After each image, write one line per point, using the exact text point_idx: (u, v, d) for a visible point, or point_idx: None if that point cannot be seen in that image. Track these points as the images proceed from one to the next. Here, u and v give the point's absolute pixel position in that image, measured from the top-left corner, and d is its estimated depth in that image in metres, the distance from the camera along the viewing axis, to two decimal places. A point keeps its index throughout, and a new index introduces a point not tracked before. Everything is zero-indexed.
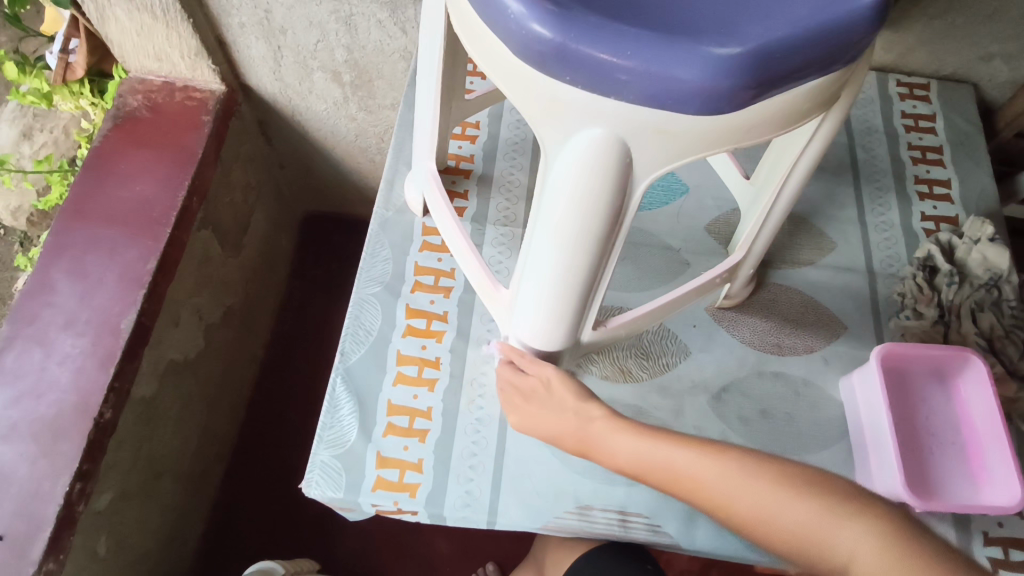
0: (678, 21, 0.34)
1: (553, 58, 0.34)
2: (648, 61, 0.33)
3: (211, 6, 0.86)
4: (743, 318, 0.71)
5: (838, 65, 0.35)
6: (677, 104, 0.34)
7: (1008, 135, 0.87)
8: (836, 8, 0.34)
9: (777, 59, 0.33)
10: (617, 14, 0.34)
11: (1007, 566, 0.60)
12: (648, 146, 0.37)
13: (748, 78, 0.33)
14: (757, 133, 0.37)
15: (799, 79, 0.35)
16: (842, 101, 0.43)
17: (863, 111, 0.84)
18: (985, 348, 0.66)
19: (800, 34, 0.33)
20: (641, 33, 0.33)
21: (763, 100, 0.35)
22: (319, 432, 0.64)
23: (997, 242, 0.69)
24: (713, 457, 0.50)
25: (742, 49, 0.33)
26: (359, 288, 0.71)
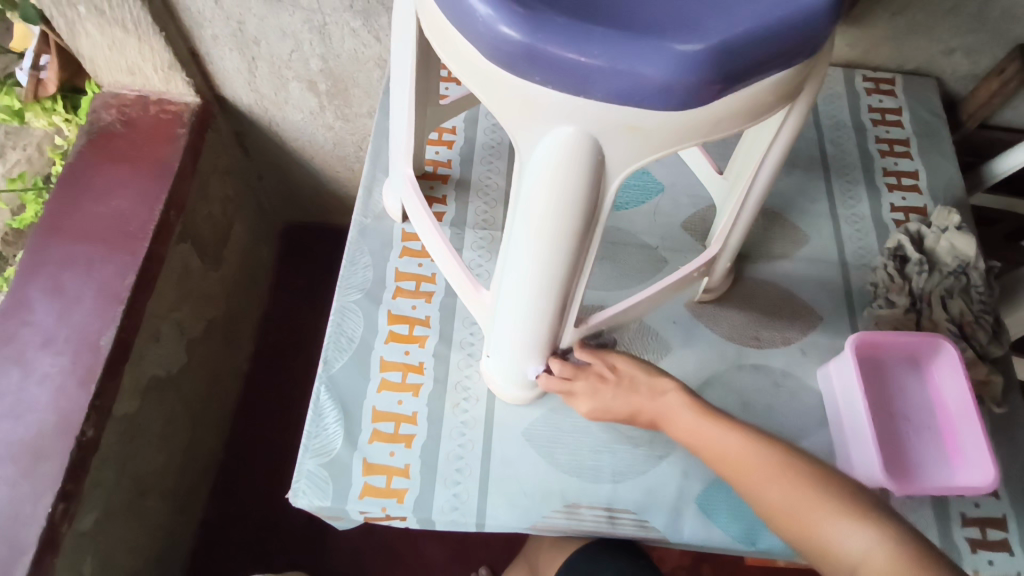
0: (643, 18, 0.35)
1: (522, 59, 0.35)
2: (615, 59, 0.34)
3: (182, 19, 0.86)
4: (722, 312, 0.72)
5: (799, 58, 0.36)
6: (646, 101, 0.35)
7: (973, 126, 0.89)
8: (795, 2, 0.35)
9: (741, 53, 0.34)
10: (583, 13, 0.34)
11: (986, 546, 0.62)
12: (620, 143, 0.37)
13: (713, 73, 0.34)
14: (727, 125, 0.38)
15: (763, 71, 0.36)
16: (806, 94, 0.44)
17: (831, 106, 0.86)
18: (956, 335, 0.67)
19: (760, 28, 0.34)
20: (606, 31, 0.34)
21: (730, 92, 0.36)
22: (305, 441, 0.64)
23: (963, 230, 0.70)
24: (754, 442, 0.53)
25: (705, 45, 0.34)
26: (340, 296, 0.71)
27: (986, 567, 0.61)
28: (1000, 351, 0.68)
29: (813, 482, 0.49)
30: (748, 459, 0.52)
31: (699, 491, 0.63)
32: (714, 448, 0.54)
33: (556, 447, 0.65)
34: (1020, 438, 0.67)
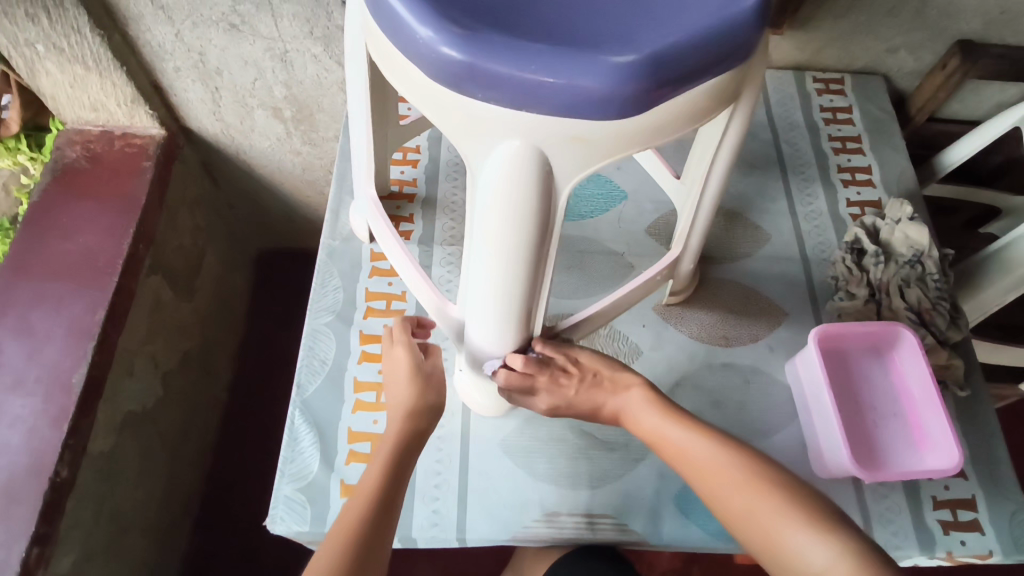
0: (578, 33, 0.36)
1: (465, 78, 0.36)
2: (553, 73, 0.35)
3: (144, 53, 0.87)
4: (689, 313, 0.73)
5: (731, 63, 0.38)
6: (586, 111, 0.36)
7: (922, 119, 0.92)
8: (722, 12, 0.37)
9: (673, 62, 0.36)
10: (520, 30, 0.35)
11: (957, 527, 0.63)
12: (565, 154, 0.39)
13: (648, 82, 0.35)
14: (668, 130, 0.39)
15: (697, 78, 0.37)
16: (746, 97, 0.46)
17: (784, 108, 0.88)
18: (915, 322, 0.69)
19: (690, 38, 0.36)
20: (543, 47, 0.35)
21: (667, 99, 0.37)
22: (281, 467, 0.64)
23: (914, 220, 0.72)
24: (716, 446, 0.53)
25: (638, 55, 0.35)
26: (311, 319, 0.71)
27: (958, 548, 0.62)
28: (958, 336, 0.70)
29: (773, 487, 0.50)
30: (713, 467, 0.52)
31: (676, 491, 0.64)
32: (677, 451, 0.54)
33: (533, 457, 0.65)
34: (983, 419, 0.69)
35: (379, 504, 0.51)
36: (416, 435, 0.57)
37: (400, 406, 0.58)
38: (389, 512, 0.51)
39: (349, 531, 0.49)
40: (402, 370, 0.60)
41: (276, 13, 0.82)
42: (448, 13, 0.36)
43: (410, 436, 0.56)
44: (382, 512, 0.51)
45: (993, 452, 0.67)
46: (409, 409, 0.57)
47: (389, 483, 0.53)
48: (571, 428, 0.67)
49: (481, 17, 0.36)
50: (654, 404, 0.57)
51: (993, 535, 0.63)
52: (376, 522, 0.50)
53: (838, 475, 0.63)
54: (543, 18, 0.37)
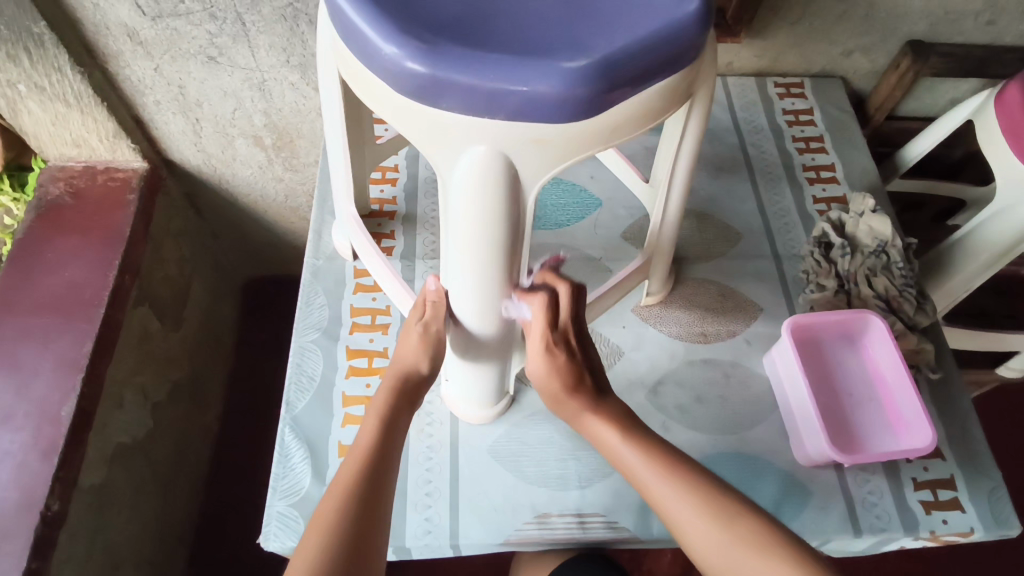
0: (532, 43, 0.38)
1: (429, 89, 0.38)
2: (508, 80, 0.37)
3: (124, 88, 0.89)
4: (668, 312, 0.76)
5: (679, 66, 0.40)
6: (544, 115, 0.38)
7: (880, 119, 0.97)
8: (665, 18, 0.39)
9: (622, 66, 0.38)
10: (478, 43, 0.38)
11: (938, 506, 0.65)
12: (528, 156, 0.41)
13: (598, 86, 0.38)
14: (624, 130, 0.41)
15: (646, 81, 0.40)
16: (700, 99, 0.49)
17: (748, 113, 0.92)
18: (884, 309, 0.71)
19: (637, 44, 0.38)
20: (499, 57, 0.37)
21: (621, 101, 0.40)
22: (273, 484, 0.64)
23: (878, 212, 0.75)
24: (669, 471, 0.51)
25: (588, 61, 0.37)
26: (298, 337, 0.72)
27: (941, 527, 0.64)
28: (928, 321, 0.72)
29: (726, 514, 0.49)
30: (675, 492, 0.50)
31: None
32: (636, 474, 0.53)
33: (522, 460, 0.66)
34: (957, 400, 0.71)
35: (374, 470, 0.50)
36: (402, 401, 0.56)
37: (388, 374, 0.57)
38: (383, 474, 0.50)
39: (343, 496, 0.48)
40: (415, 334, 0.55)
41: (253, 44, 0.85)
42: (409, 30, 0.38)
43: (399, 401, 0.56)
44: (377, 479, 0.50)
45: (969, 432, 0.69)
46: (399, 373, 0.57)
47: (381, 449, 0.52)
48: (558, 430, 0.68)
49: (441, 32, 0.38)
50: (623, 428, 0.55)
51: (973, 512, 0.64)
52: (371, 486, 0.49)
53: (820, 461, 0.65)
54: (499, 30, 0.39)
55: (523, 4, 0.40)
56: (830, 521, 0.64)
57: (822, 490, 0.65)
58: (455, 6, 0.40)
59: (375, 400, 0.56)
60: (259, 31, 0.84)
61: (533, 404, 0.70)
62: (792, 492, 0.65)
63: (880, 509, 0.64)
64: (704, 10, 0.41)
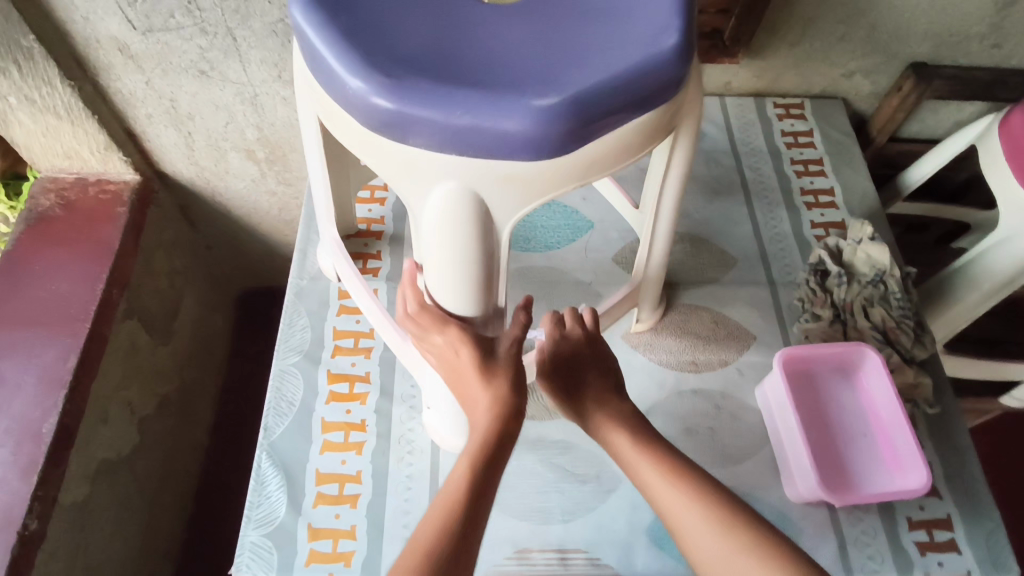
0: (504, 76, 0.37)
1: (396, 124, 0.37)
2: (476, 116, 0.35)
3: (115, 101, 0.88)
4: (658, 340, 0.74)
5: (658, 99, 0.39)
6: (514, 152, 0.37)
7: (882, 141, 0.95)
8: (644, 52, 0.38)
9: (596, 102, 0.36)
10: (445, 76, 0.36)
11: (934, 548, 0.62)
12: (500, 193, 0.39)
13: (571, 123, 0.36)
14: (601, 165, 0.40)
15: (623, 116, 0.38)
16: (686, 128, 0.48)
17: (746, 134, 0.90)
18: (880, 341, 0.69)
19: (613, 79, 0.37)
20: (468, 92, 0.36)
21: (596, 138, 0.38)
22: (247, 512, 0.62)
23: (876, 240, 0.73)
24: (694, 503, 0.48)
25: (560, 98, 0.36)
26: (279, 359, 0.71)
27: (937, 570, 0.61)
28: (925, 355, 0.69)
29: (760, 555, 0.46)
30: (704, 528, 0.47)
31: (649, 523, 0.63)
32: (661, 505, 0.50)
33: (503, 492, 0.64)
34: (956, 436, 0.68)
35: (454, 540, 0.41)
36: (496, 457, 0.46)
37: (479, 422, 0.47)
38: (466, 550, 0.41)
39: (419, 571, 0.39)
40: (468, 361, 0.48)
41: (244, 59, 0.84)
42: (375, 63, 0.37)
43: (494, 457, 0.46)
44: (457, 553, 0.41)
45: (968, 470, 0.66)
46: (499, 420, 0.46)
47: (467, 514, 0.43)
48: (541, 461, 0.66)
49: (409, 64, 0.37)
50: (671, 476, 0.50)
51: (970, 554, 0.62)
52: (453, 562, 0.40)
53: (811, 500, 0.63)
54: (468, 62, 0.37)
55: (495, 35, 0.39)
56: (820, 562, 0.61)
57: (813, 528, 0.63)
58: (424, 37, 0.38)
59: (468, 448, 0.46)
60: (250, 47, 0.83)
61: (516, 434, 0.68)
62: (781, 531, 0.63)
63: (873, 550, 0.62)
64: (682, 42, 0.39)
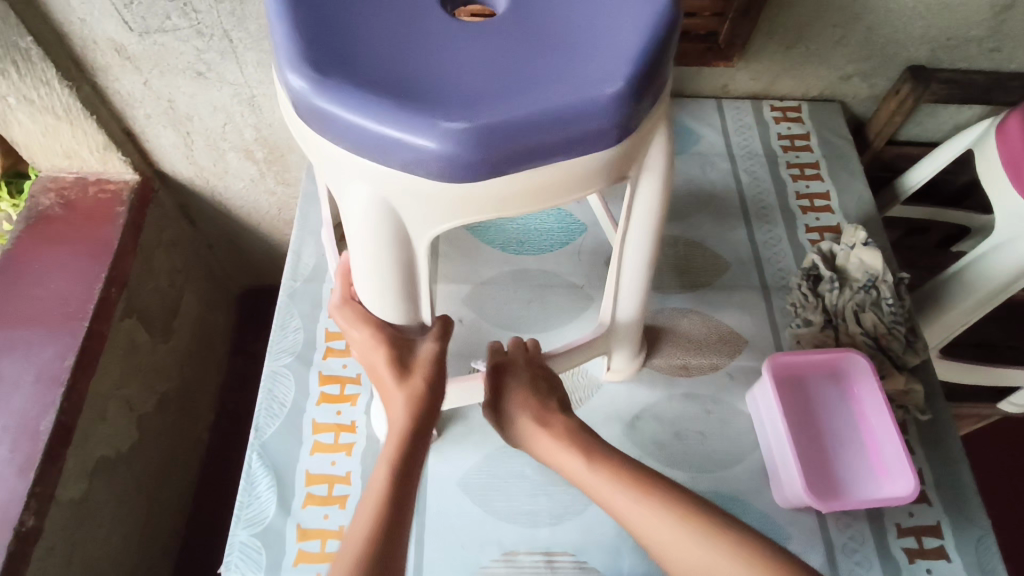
0: (430, 92, 0.38)
1: (320, 119, 0.39)
2: (387, 128, 0.37)
3: (114, 101, 0.89)
4: (650, 345, 0.74)
5: (578, 145, 0.39)
6: (420, 168, 0.38)
7: (880, 145, 0.94)
8: (572, 95, 0.38)
9: (505, 137, 0.37)
10: (371, 82, 0.38)
11: (923, 555, 0.62)
12: (410, 206, 0.42)
13: (476, 153, 0.37)
14: (511, 203, 0.42)
15: (536, 156, 0.39)
16: (653, 157, 0.45)
17: (742, 137, 0.90)
18: (872, 347, 0.69)
19: (529, 119, 0.37)
20: (387, 103, 0.37)
21: (506, 173, 0.39)
22: (237, 512, 0.63)
23: (869, 245, 0.73)
24: (601, 469, 0.51)
25: (468, 125, 0.37)
26: (271, 360, 0.71)
27: None
28: (917, 361, 0.69)
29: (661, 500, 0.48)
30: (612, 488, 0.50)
31: None
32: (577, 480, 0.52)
33: (492, 494, 0.65)
34: (947, 442, 0.68)
35: (383, 542, 0.44)
36: (410, 458, 0.49)
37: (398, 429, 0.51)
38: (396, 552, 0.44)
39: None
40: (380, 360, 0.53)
41: (241, 60, 0.85)
42: (315, 59, 0.38)
43: (411, 460, 0.49)
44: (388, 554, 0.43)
45: (958, 477, 0.66)
46: (411, 417, 0.52)
47: (390, 515, 0.45)
48: (531, 464, 0.66)
49: (346, 66, 0.38)
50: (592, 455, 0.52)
51: (959, 561, 0.62)
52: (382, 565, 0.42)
53: (799, 505, 0.63)
54: (409, 73, 0.38)
55: (447, 50, 0.40)
56: None
57: (801, 534, 0.63)
58: (374, 42, 0.40)
59: (386, 456, 0.49)
60: (246, 48, 0.83)
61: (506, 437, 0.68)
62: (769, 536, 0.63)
63: (861, 557, 0.62)
64: (631, 86, 0.39)
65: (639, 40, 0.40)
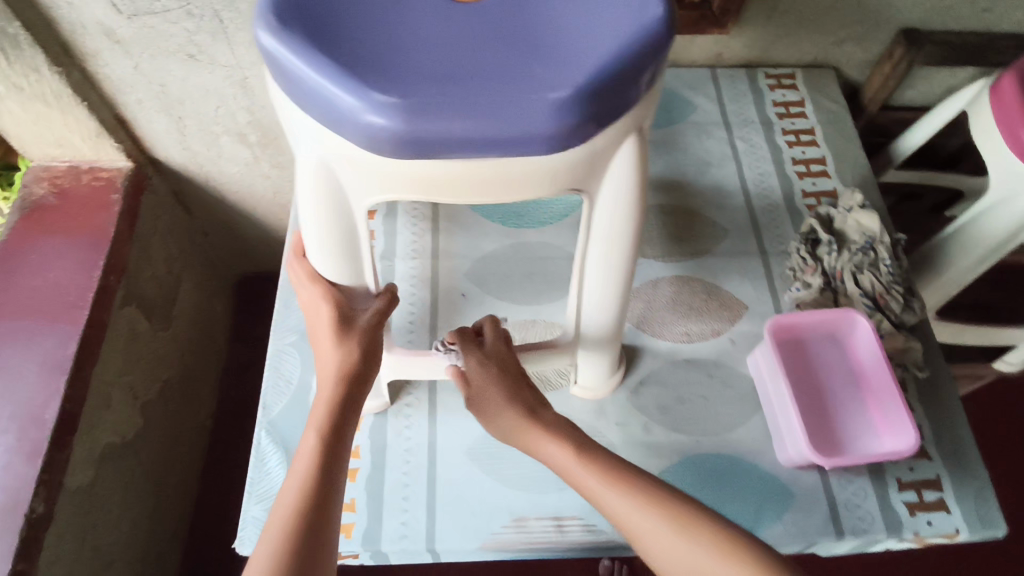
0: (376, 60, 0.36)
1: (271, 65, 0.38)
2: (322, 85, 0.36)
3: (104, 87, 0.88)
4: (652, 314, 0.74)
5: (508, 146, 0.36)
6: (348, 134, 0.37)
7: (875, 109, 0.95)
8: (512, 91, 0.35)
9: (433, 118, 0.35)
10: (321, 39, 0.37)
11: (923, 508, 0.63)
12: (345, 172, 0.41)
13: (400, 129, 0.36)
14: (439, 188, 0.40)
15: (463, 147, 0.36)
16: (622, 172, 0.41)
17: (737, 105, 0.90)
18: (870, 307, 0.69)
19: (463, 105, 0.35)
20: (328, 62, 0.36)
21: (432, 156, 0.37)
22: (248, 488, 0.64)
23: (866, 208, 0.74)
24: (587, 461, 0.52)
25: (396, 98, 0.35)
26: (276, 339, 0.72)
27: (925, 528, 0.62)
28: (914, 320, 0.70)
29: (650, 495, 0.50)
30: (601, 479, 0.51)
31: None
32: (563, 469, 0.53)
33: (500, 463, 0.65)
34: (945, 399, 0.69)
35: (310, 512, 0.47)
36: (339, 429, 0.51)
37: (325, 394, 0.53)
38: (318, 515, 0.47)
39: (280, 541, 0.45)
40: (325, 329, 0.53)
41: (232, 41, 0.84)
42: (284, 6, 0.38)
43: (340, 428, 0.51)
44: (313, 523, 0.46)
45: (957, 433, 0.68)
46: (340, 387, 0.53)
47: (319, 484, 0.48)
48: None
49: (306, 19, 0.37)
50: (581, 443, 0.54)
51: (958, 513, 0.63)
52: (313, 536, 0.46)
53: (802, 463, 0.64)
54: (365, 40, 0.37)
55: (412, 25, 0.38)
56: (811, 523, 0.63)
57: (804, 492, 0.64)
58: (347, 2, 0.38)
59: (314, 426, 0.51)
60: (237, 29, 0.82)
61: None
62: (773, 494, 0.64)
63: (863, 511, 0.63)
64: (579, 97, 0.35)
65: (613, 51, 0.36)
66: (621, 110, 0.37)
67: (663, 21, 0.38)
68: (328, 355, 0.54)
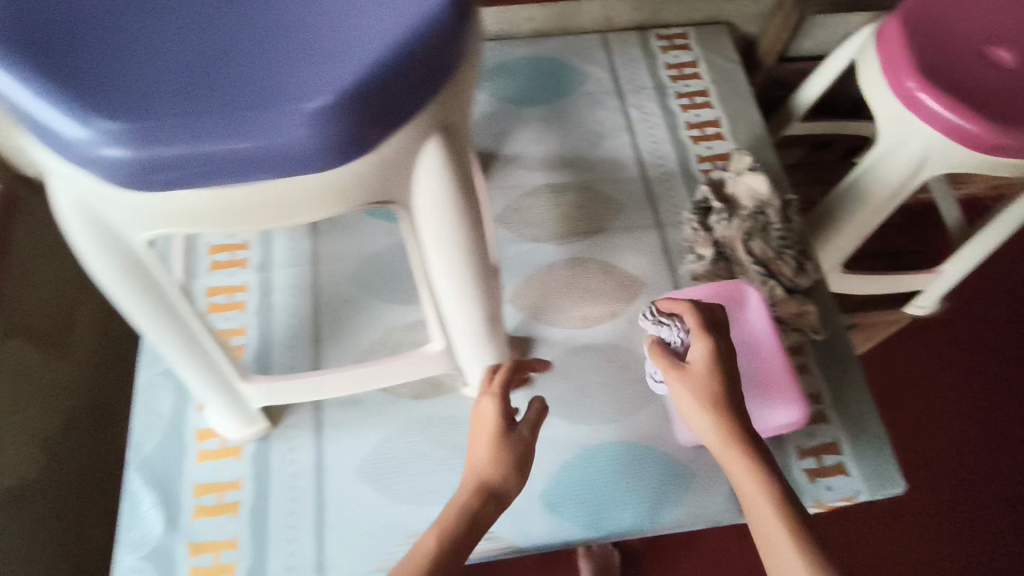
0: (106, 80, 0.31)
1: None
2: (42, 115, 0.30)
3: None
4: (547, 301, 0.71)
5: (278, 165, 0.32)
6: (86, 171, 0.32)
7: (771, 64, 0.92)
8: (270, 101, 0.31)
9: (178, 144, 0.30)
10: (38, 59, 0.31)
11: (823, 474, 0.63)
12: (109, 211, 0.35)
13: (141, 160, 0.31)
14: (223, 216, 0.35)
15: (227, 173, 0.32)
16: (424, 163, 0.36)
17: (630, 70, 0.86)
18: (763, 274, 0.67)
19: (212, 124, 0.31)
20: (45, 88, 0.30)
21: (194, 186, 0.33)
22: (121, 537, 0.59)
23: (756, 170, 0.71)
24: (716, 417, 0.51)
25: (128, 125, 0.30)
26: (145, 369, 0.67)
27: (825, 495, 0.62)
28: (807, 283, 0.69)
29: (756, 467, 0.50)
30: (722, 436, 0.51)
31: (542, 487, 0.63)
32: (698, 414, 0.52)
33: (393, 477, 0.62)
34: (841, 359, 0.69)
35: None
36: (479, 519, 0.48)
37: (468, 487, 0.50)
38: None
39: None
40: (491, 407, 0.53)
41: None
42: None
43: (475, 517, 0.48)
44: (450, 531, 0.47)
45: (851, 393, 0.67)
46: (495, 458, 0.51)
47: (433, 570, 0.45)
48: (430, 440, 0.64)
49: (22, 36, 0.32)
50: (765, 481, 0.49)
51: (857, 475, 0.63)
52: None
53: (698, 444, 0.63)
54: (95, 57, 0.32)
55: (154, 32, 0.33)
56: (709, 500, 0.63)
57: (704, 470, 0.64)
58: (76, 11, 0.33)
59: (442, 517, 0.48)
60: None
61: (400, 417, 0.65)
62: (671, 476, 0.63)
63: None
64: (347, 103, 0.31)
65: (387, 43, 0.32)
66: (405, 111, 0.33)
67: (450, 5, 0.33)
68: (480, 442, 0.52)
